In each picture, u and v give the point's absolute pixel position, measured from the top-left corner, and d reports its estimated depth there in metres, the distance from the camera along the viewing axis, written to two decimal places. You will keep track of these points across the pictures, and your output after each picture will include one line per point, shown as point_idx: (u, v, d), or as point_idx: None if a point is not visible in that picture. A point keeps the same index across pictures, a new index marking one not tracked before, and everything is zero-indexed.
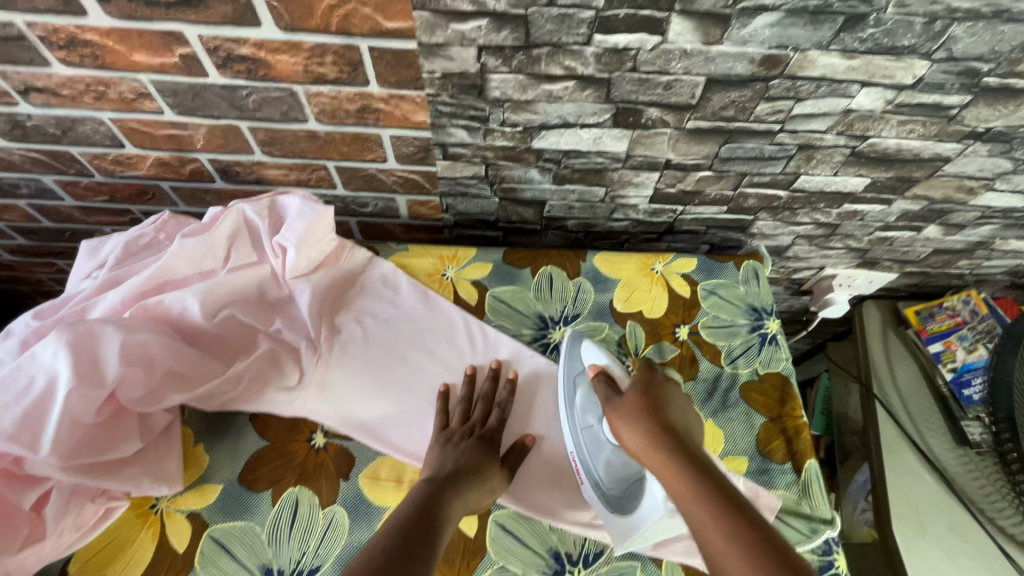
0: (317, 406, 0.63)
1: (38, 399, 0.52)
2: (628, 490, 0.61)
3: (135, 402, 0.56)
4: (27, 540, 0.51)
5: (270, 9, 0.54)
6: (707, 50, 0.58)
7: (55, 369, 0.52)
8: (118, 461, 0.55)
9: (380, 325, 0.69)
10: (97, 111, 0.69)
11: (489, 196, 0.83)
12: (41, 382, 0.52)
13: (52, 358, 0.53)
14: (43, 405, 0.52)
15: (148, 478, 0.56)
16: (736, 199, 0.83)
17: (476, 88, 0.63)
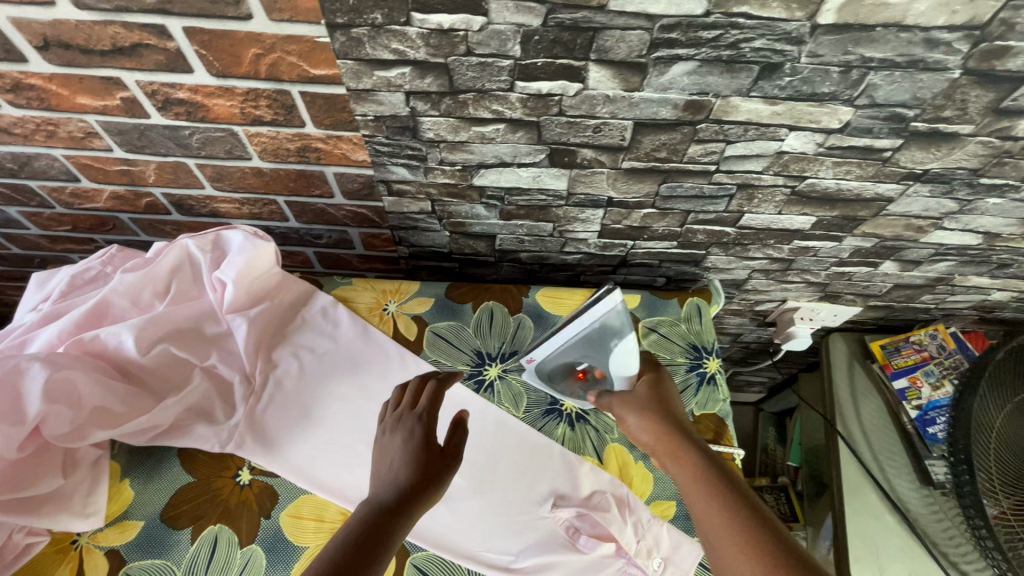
0: (244, 443, 0.63)
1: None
2: (552, 534, 0.60)
3: (58, 438, 0.57)
4: None
5: (199, 57, 0.56)
6: (629, 96, 0.58)
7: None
8: (38, 497, 0.56)
9: (317, 359, 0.69)
10: (50, 148, 0.71)
11: (439, 229, 0.84)
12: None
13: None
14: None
15: (67, 514, 0.56)
16: (685, 235, 0.83)
17: (409, 129, 0.65)
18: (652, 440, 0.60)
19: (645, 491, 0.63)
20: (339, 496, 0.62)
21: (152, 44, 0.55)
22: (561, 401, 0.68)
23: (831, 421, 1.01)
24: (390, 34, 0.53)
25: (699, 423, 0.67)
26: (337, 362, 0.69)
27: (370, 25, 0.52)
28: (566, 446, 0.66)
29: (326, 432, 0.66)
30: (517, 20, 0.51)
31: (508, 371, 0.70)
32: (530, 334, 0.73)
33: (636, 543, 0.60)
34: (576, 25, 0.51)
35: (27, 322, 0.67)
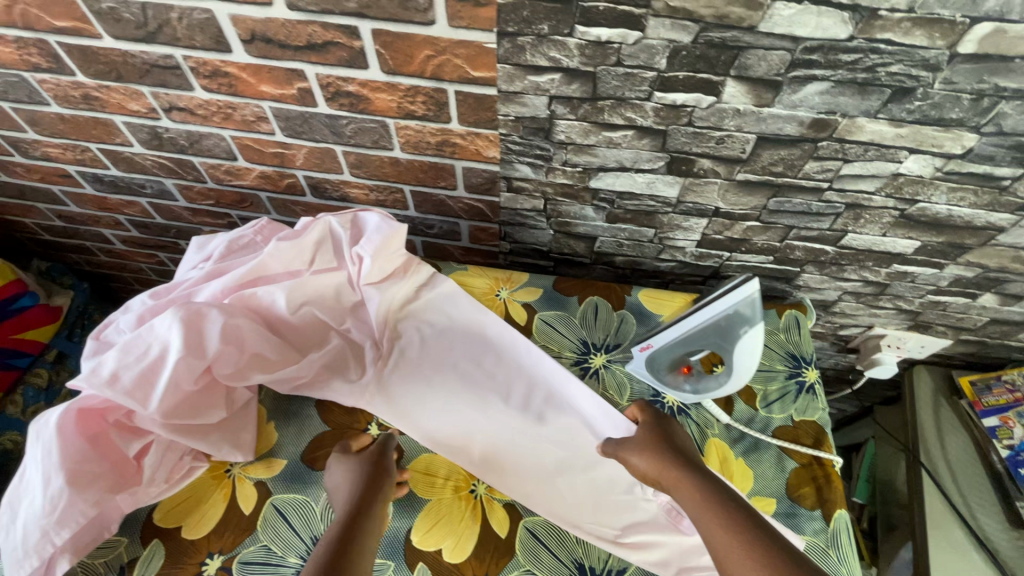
0: (372, 399, 0.69)
1: (150, 363, 0.61)
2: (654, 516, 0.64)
3: (225, 376, 0.66)
4: (126, 484, 0.60)
5: (378, 56, 0.64)
6: (759, 111, 0.63)
7: (167, 341, 0.62)
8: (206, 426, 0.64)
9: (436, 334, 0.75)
10: (221, 129, 0.81)
11: (545, 227, 0.90)
12: (154, 348, 0.62)
13: (165, 331, 0.62)
14: (153, 369, 0.61)
15: (227, 445, 0.64)
16: (783, 250, 0.85)
17: (543, 131, 0.71)
18: (655, 474, 0.60)
19: (745, 486, 0.65)
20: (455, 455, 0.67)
21: (340, 43, 0.64)
22: (664, 393, 0.71)
23: (914, 451, 1.00)
24: (551, 44, 0.60)
25: (797, 427, 0.69)
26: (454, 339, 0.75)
27: (536, 34, 0.59)
28: None
29: (442, 399, 0.71)
30: (670, 36, 0.57)
31: (611, 361, 0.75)
32: (632, 330, 0.77)
33: None
34: (724, 43, 0.56)
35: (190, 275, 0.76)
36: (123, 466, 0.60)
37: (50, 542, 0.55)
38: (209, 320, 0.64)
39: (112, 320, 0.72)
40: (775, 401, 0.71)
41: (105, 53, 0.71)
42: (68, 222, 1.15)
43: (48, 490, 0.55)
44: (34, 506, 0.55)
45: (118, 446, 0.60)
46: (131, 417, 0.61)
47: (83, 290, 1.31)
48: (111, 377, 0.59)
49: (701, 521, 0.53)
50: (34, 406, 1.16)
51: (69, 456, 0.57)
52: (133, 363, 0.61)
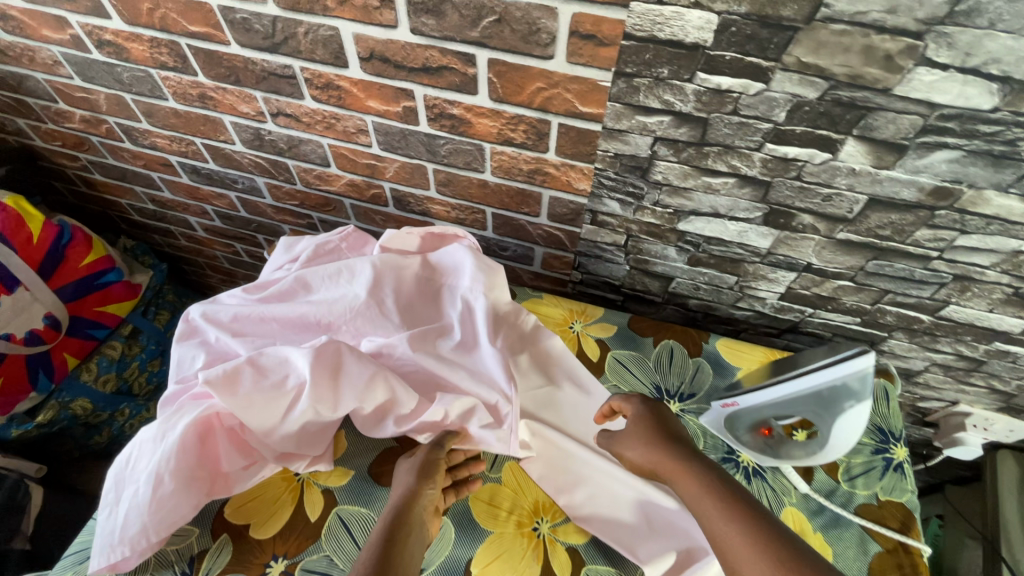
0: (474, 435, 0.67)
1: (279, 391, 0.63)
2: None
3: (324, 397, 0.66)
4: (214, 489, 0.61)
5: (489, 83, 0.66)
6: (876, 173, 0.60)
7: (300, 372, 0.64)
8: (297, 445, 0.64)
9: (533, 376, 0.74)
10: (321, 137, 0.84)
11: (621, 263, 0.89)
12: (283, 374, 0.64)
13: (301, 362, 0.64)
14: (283, 397, 0.63)
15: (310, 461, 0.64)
16: (873, 313, 0.81)
17: (640, 170, 0.70)
18: (651, 465, 0.60)
19: None
20: (562, 493, 0.66)
21: (455, 68, 0.65)
22: (738, 452, 0.69)
23: (995, 541, 0.93)
24: (668, 87, 0.59)
25: (884, 508, 0.65)
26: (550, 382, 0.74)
27: (654, 77, 0.58)
28: None
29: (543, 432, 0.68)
30: (795, 91, 0.55)
31: (684, 410, 0.72)
32: (708, 380, 0.75)
33: None
34: (852, 102, 0.54)
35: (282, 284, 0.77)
36: (215, 471, 0.61)
37: (146, 538, 0.57)
38: (339, 357, 0.65)
39: (211, 320, 0.73)
40: (859, 476, 0.67)
41: (229, 58, 0.75)
42: (159, 206, 1.21)
43: (157, 493, 0.57)
44: (137, 501, 0.57)
45: (226, 460, 0.61)
46: (244, 432, 0.62)
47: (161, 271, 1.37)
48: (245, 399, 0.61)
49: (690, 501, 0.55)
50: (106, 376, 1.23)
51: (184, 463, 0.58)
52: (248, 375, 0.63)
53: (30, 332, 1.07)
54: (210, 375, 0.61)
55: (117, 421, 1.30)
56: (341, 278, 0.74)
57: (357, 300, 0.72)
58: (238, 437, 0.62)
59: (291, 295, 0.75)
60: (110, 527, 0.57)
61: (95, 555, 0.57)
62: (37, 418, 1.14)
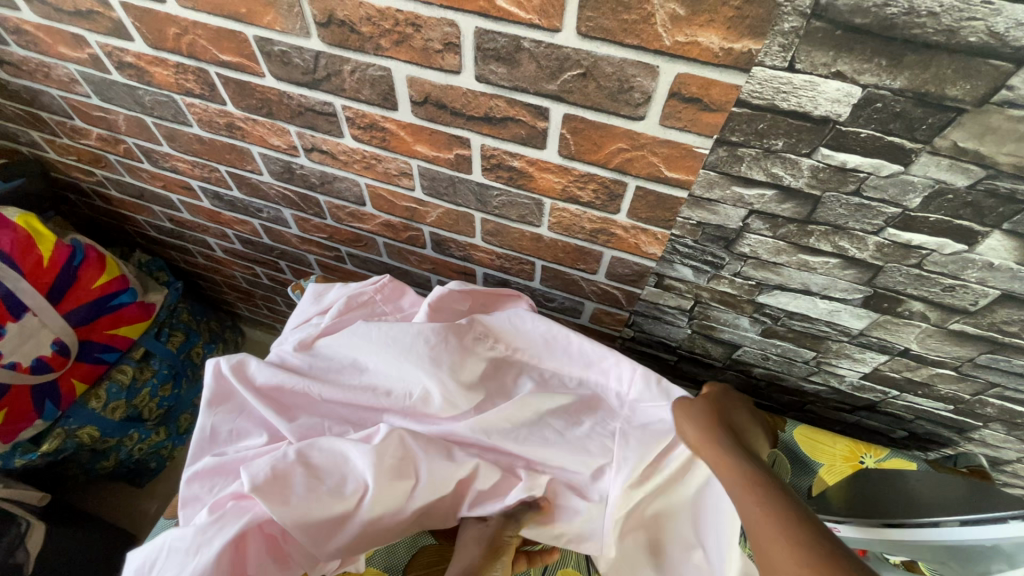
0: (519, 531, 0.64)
1: (336, 498, 0.57)
2: None
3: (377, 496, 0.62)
4: None
5: (560, 139, 0.57)
6: (1018, 269, 0.51)
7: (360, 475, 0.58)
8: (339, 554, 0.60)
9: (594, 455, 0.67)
10: (358, 176, 0.76)
11: (682, 326, 0.80)
12: (339, 476, 0.59)
13: (361, 465, 0.59)
14: (339, 504, 0.57)
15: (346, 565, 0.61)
16: (970, 402, 0.72)
17: (725, 240, 0.61)
18: (698, 441, 0.59)
19: None
20: None
21: (522, 121, 0.56)
22: None
23: None
24: (779, 160, 0.50)
25: None
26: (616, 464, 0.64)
27: (763, 148, 0.49)
28: None
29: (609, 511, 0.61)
30: (939, 177, 0.46)
31: None
32: (786, 478, 0.66)
33: None
34: (1011, 194, 0.45)
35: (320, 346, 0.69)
36: None
37: None
38: (401, 456, 0.60)
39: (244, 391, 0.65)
40: None
41: (263, 90, 0.67)
42: (176, 225, 1.14)
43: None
44: None
45: (263, 571, 0.55)
46: (284, 540, 0.57)
47: (177, 289, 1.29)
48: (299, 508, 0.55)
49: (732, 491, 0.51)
50: (115, 403, 1.16)
51: None
52: (303, 479, 0.57)
53: (37, 359, 1.00)
54: (259, 479, 0.55)
55: (125, 446, 1.24)
56: (387, 347, 0.66)
57: (408, 375, 0.65)
58: (278, 547, 0.57)
59: (334, 364, 0.68)
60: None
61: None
62: (42, 448, 1.08)
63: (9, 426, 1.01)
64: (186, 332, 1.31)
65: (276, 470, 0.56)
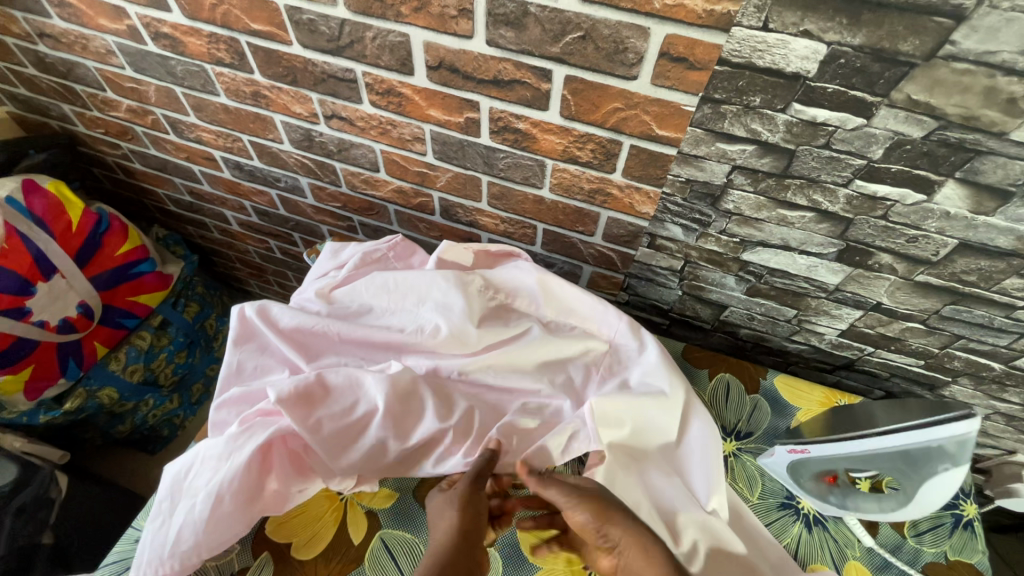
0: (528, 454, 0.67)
1: (350, 419, 0.64)
2: None
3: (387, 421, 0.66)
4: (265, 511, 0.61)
5: (562, 100, 0.63)
6: (973, 217, 0.57)
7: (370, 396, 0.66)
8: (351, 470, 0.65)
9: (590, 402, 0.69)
10: (374, 142, 0.82)
11: (673, 288, 0.85)
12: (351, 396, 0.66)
13: (373, 388, 0.65)
14: (352, 422, 0.64)
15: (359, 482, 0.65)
16: (940, 357, 0.77)
17: (711, 197, 0.67)
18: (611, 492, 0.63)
19: None
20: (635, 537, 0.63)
21: (528, 83, 0.62)
22: (797, 497, 0.65)
23: None
24: (757, 116, 0.56)
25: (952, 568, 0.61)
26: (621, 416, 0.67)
27: (743, 105, 0.55)
28: (798, 547, 0.62)
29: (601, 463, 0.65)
30: (898, 129, 0.52)
31: (741, 448, 0.69)
32: (766, 419, 0.72)
33: None
34: (961, 144, 0.51)
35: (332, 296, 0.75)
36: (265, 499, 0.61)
37: (196, 555, 0.58)
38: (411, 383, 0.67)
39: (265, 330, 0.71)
40: (926, 532, 0.64)
41: (289, 58, 0.73)
42: (195, 198, 1.20)
43: (217, 510, 0.58)
44: (194, 517, 0.57)
45: (286, 479, 0.62)
46: (305, 454, 0.63)
47: (192, 262, 1.35)
48: (316, 423, 0.62)
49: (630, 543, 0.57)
50: (133, 366, 1.21)
51: (246, 483, 0.59)
52: (320, 399, 0.65)
53: (64, 320, 1.06)
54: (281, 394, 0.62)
55: (141, 411, 1.29)
56: (402, 296, 0.73)
57: (423, 320, 0.71)
58: (300, 461, 0.63)
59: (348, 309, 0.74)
60: (160, 540, 0.58)
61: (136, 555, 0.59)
62: (65, 405, 1.13)
63: (35, 382, 1.07)
64: (201, 303, 1.36)
65: (298, 389, 0.63)
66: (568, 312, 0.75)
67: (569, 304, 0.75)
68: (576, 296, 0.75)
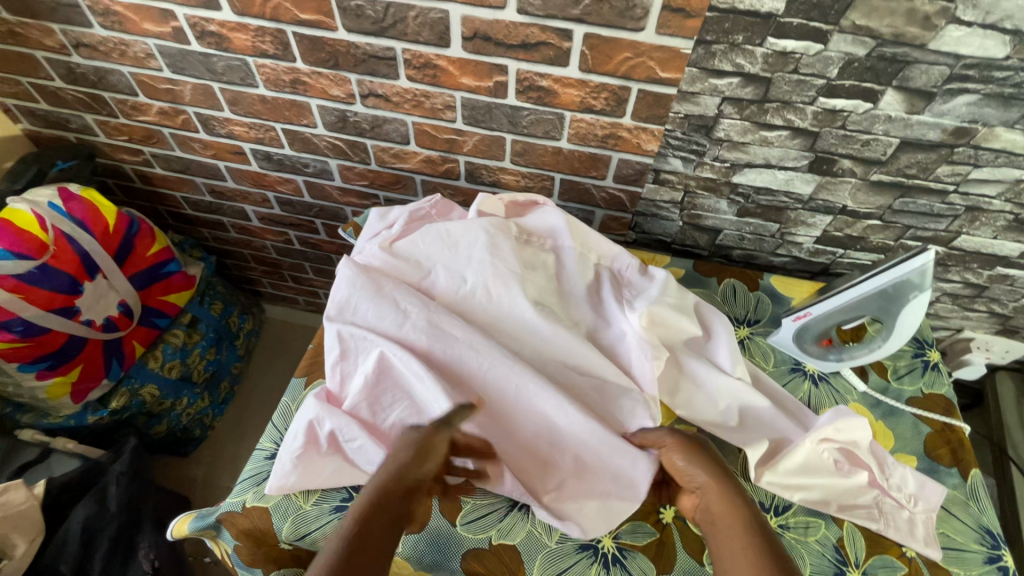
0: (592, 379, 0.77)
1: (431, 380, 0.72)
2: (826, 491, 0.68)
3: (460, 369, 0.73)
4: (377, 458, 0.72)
5: (581, 55, 0.76)
6: (908, 118, 0.74)
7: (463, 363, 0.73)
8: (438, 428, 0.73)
9: (630, 333, 0.80)
10: (407, 115, 0.93)
11: (675, 219, 1.00)
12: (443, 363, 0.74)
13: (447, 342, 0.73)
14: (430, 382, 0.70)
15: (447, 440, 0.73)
16: (896, 249, 0.95)
17: (706, 128, 0.82)
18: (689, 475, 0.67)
19: (887, 445, 0.73)
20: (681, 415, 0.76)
21: (552, 43, 0.75)
22: (803, 363, 0.80)
23: (1002, 446, 1.13)
24: (740, 52, 0.71)
25: (928, 398, 0.77)
26: (649, 321, 0.79)
27: (729, 43, 0.70)
28: (809, 399, 0.77)
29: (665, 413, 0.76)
30: (848, 50, 0.68)
31: (753, 333, 0.84)
32: (769, 308, 0.86)
33: (886, 479, 0.69)
34: (895, 57, 0.67)
35: (400, 253, 0.84)
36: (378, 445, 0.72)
37: (315, 481, 0.71)
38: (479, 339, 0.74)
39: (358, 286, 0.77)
40: (905, 375, 0.79)
41: (333, 43, 0.84)
42: (216, 197, 1.27)
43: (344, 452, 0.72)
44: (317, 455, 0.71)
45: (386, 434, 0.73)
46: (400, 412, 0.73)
47: (211, 262, 1.40)
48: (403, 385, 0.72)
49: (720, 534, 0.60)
50: (170, 363, 1.26)
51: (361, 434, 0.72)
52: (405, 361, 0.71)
53: (107, 319, 1.11)
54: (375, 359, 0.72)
55: (176, 410, 1.32)
56: (460, 249, 0.83)
57: (480, 275, 0.80)
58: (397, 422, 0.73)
59: (415, 262, 0.83)
60: (304, 478, 0.71)
61: (271, 479, 0.71)
62: (110, 405, 1.17)
63: (81, 382, 1.11)
64: (224, 301, 1.42)
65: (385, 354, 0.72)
66: (590, 241, 0.87)
67: (596, 237, 0.87)
68: (598, 237, 0.87)
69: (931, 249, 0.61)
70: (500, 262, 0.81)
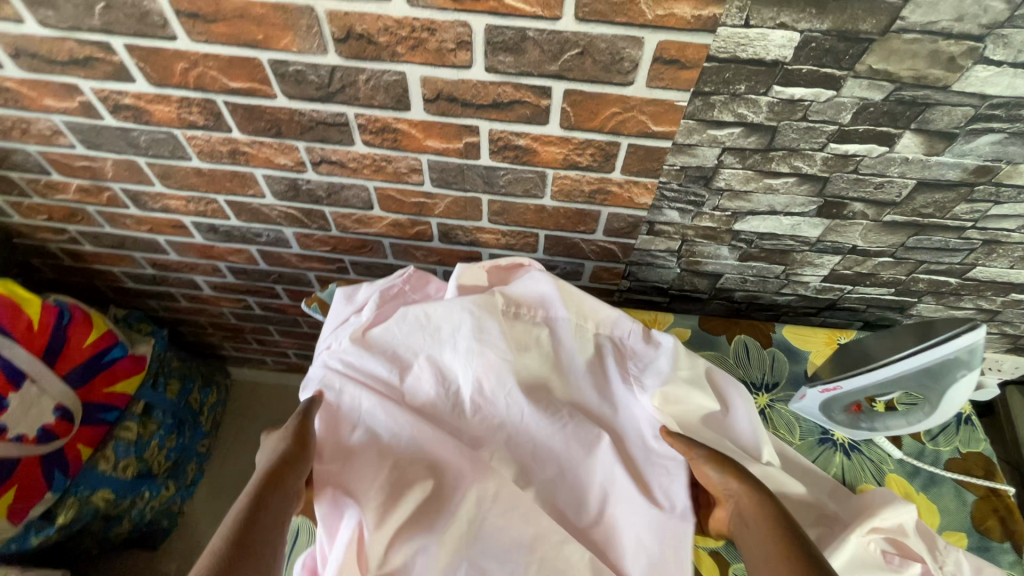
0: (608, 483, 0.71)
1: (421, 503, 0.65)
2: None
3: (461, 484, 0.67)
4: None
5: (561, 112, 0.66)
6: (926, 159, 0.66)
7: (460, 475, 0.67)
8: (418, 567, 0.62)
9: (643, 418, 0.72)
10: (367, 181, 0.82)
11: (672, 267, 0.92)
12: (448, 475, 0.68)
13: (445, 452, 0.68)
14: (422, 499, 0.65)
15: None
16: (907, 283, 0.89)
17: (704, 179, 0.74)
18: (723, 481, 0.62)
19: (934, 522, 0.67)
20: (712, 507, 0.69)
21: (528, 101, 0.66)
22: (831, 431, 0.74)
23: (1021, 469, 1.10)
24: (743, 102, 0.62)
25: (967, 459, 0.71)
26: (662, 402, 0.71)
27: (730, 93, 0.62)
28: (843, 474, 0.70)
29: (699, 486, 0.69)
30: (863, 95, 0.60)
31: (773, 399, 0.77)
32: (786, 367, 0.79)
33: (941, 569, 0.62)
34: (914, 100, 0.60)
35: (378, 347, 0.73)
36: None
37: None
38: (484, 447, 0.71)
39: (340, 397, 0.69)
40: (939, 434, 0.73)
41: (273, 111, 0.72)
42: (160, 270, 1.13)
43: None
44: None
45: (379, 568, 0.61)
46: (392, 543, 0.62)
47: (162, 336, 1.25)
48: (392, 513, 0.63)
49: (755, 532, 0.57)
50: (124, 461, 1.12)
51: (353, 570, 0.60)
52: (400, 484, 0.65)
53: (42, 429, 0.98)
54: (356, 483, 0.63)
55: (137, 506, 1.19)
56: (443, 335, 0.73)
57: (469, 367, 0.71)
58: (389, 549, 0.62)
59: (394, 356, 0.73)
60: None
61: None
62: (58, 520, 1.03)
63: (19, 504, 0.97)
64: (181, 378, 1.28)
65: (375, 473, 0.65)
66: (584, 306, 0.77)
67: (591, 299, 0.77)
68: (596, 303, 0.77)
69: (983, 324, 0.54)
70: (489, 348, 0.71)
